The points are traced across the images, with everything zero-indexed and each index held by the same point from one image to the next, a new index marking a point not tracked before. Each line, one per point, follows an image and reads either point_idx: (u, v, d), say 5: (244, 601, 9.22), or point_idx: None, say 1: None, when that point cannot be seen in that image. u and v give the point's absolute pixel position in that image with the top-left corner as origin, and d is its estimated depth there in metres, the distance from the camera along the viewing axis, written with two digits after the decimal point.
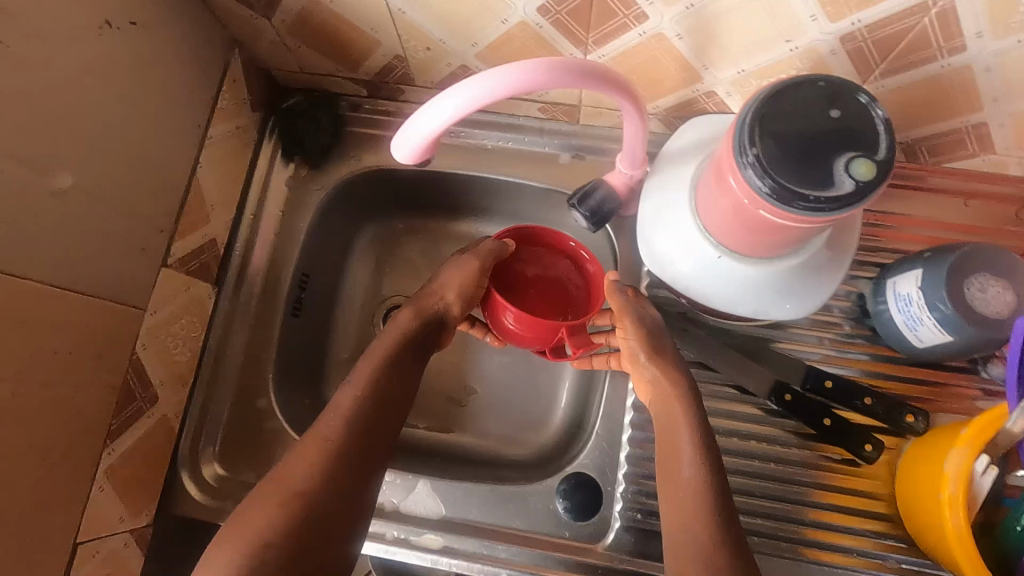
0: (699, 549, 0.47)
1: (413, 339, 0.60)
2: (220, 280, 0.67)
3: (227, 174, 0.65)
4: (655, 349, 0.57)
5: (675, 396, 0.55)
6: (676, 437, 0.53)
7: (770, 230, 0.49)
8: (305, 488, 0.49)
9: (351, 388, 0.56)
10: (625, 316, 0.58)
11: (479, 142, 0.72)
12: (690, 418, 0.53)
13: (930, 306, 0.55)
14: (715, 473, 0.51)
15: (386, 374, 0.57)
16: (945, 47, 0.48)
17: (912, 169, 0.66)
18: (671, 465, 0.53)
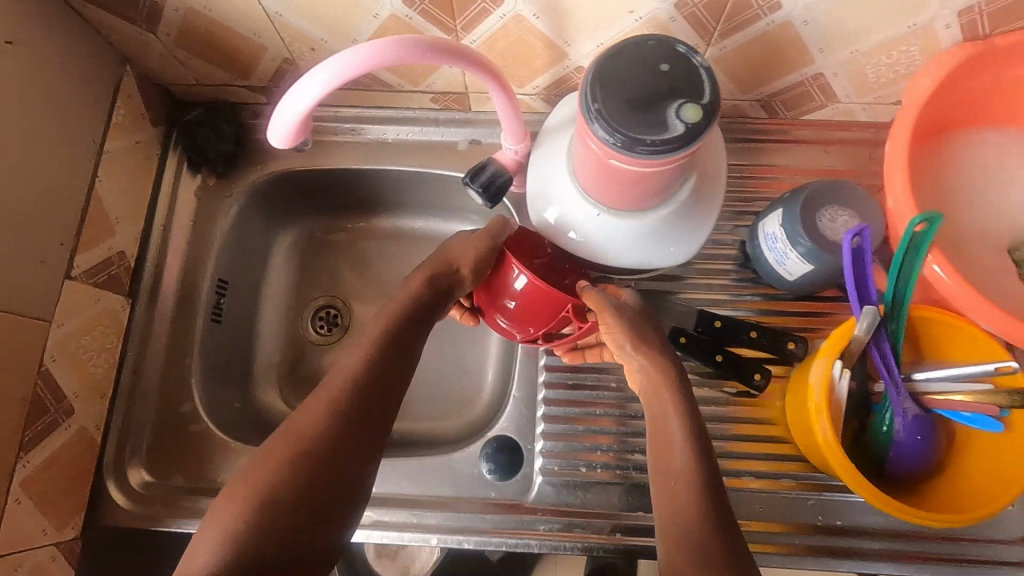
0: (686, 531, 0.49)
1: (398, 333, 0.58)
2: (133, 292, 0.69)
3: (130, 188, 0.67)
4: (641, 341, 0.58)
5: (663, 382, 0.57)
6: (665, 423, 0.55)
7: (632, 181, 0.54)
8: (294, 514, 0.48)
9: (339, 388, 0.54)
10: (606, 314, 0.58)
11: (380, 137, 0.75)
12: (677, 407, 0.55)
13: (792, 242, 0.60)
14: (701, 457, 0.53)
15: (372, 374, 0.55)
16: (764, 6, 0.54)
17: (776, 124, 0.73)
18: (659, 450, 0.55)
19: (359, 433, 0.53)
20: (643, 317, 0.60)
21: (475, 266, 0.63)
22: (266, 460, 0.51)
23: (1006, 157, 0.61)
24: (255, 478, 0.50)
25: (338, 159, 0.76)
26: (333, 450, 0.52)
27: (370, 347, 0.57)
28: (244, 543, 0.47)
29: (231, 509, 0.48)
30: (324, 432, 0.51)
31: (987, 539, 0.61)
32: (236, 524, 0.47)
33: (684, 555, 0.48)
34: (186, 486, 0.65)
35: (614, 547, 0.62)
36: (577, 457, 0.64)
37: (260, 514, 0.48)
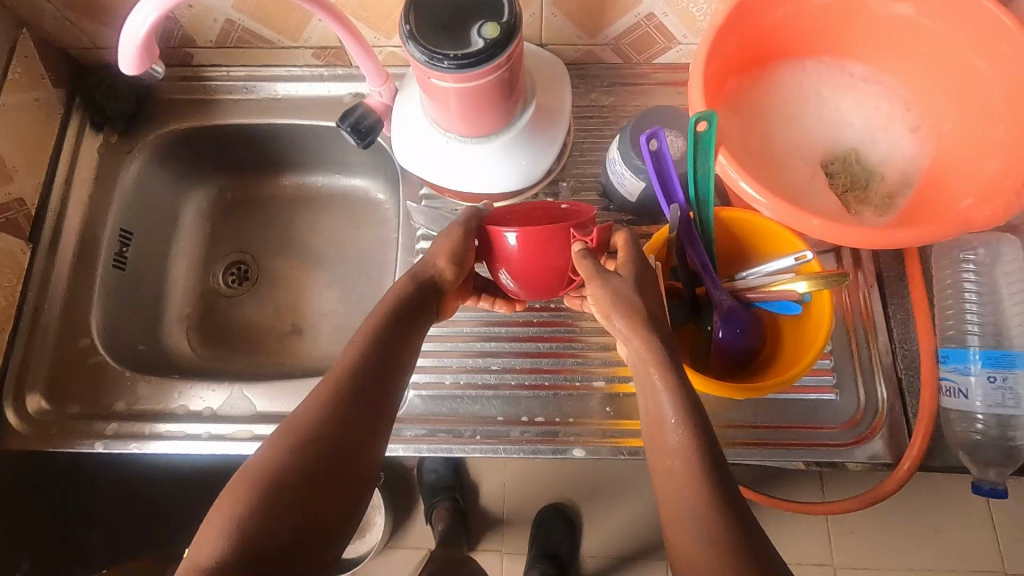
0: (693, 522, 0.45)
1: (392, 320, 0.55)
2: (34, 238, 0.74)
3: (29, 141, 0.72)
4: (628, 310, 0.52)
5: (650, 354, 0.50)
6: (656, 399, 0.50)
7: (465, 106, 0.60)
8: (288, 513, 0.44)
9: (335, 377, 0.50)
10: (592, 282, 0.54)
11: (272, 94, 0.81)
12: (667, 380, 0.49)
13: (627, 163, 0.66)
14: (700, 435, 0.47)
15: (369, 362, 0.52)
16: None
17: (633, 69, 0.79)
18: (656, 430, 0.49)
19: (363, 421, 0.50)
20: (635, 278, 0.54)
21: (453, 260, 0.58)
22: (264, 452, 0.47)
23: (820, 82, 0.68)
24: (254, 466, 0.46)
25: (236, 117, 0.81)
26: (338, 442, 0.48)
27: (363, 336, 0.53)
28: (232, 541, 0.43)
29: (235, 495, 0.45)
30: (320, 422, 0.48)
31: (822, 428, 0.65)
32: (227, 521, 0.44)
33: (696, 548, 0.44)
34: (82, 415, 0.69)
35: (474, 448, 0.67)
36: (444, 370, 0.70)
37: (254, 508, 0.44)
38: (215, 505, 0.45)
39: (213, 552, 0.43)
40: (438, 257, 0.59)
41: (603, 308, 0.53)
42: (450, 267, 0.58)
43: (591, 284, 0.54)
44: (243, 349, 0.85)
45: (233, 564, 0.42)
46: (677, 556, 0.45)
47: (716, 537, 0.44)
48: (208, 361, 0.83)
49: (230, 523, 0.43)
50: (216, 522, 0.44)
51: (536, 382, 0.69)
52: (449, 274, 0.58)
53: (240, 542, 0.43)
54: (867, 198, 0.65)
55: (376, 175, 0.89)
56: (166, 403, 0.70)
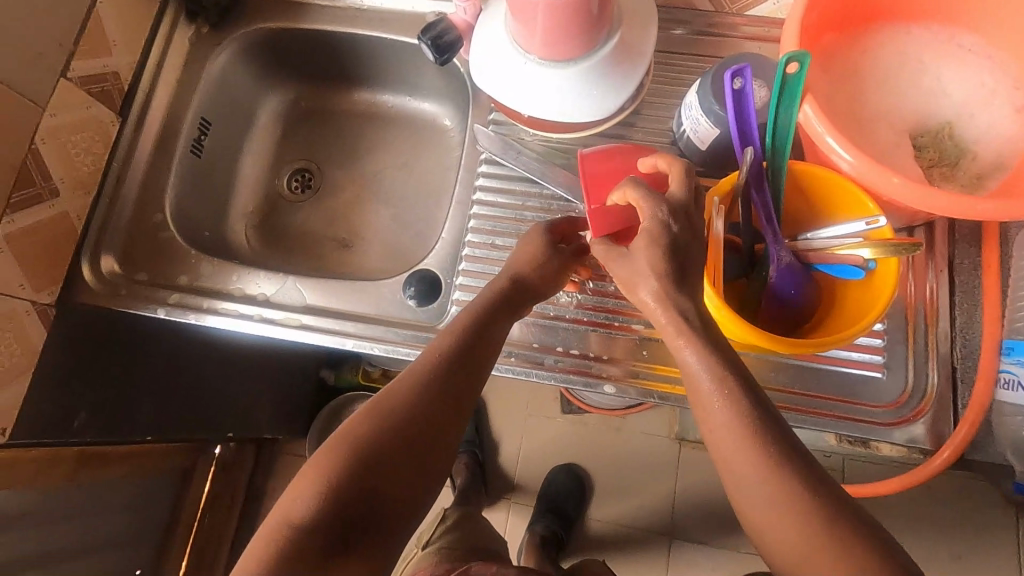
0: (756, 489, 0.46)
1: (482, 313, 0.58)
2: (124, 113, 0.77)
3: (128, 18, 0.76)
4: (655, 283, 0.50)
5: (677, 329, 0.49)
6: (690, 370, 0.49)
7: (552, 24, 0.59)
8: (376, 488, 0.50)
9: (425, 366, 0.55)
10: (613, 262, 0.54)
11: (358, 4, 0.82)
12: (696, 351, 0.48)
13: (704, 109, 0.64)
14: (738, 399, 0.47)
15: (458, 352, 0.55)
16: None
17: (723, 19, 0.77)
18: (698, 405, 0.49)
19: (451, 406, 0.54)
20: (682, 235, 0.51)
21: (545, 276, 0.62)
22: (360, 418, 0.53)
23: (922, 49, 0.65)
24: (345, 436, 0.52)
25: (320, 23, 0.83)
26: (429, 423, 0.53)
27: (455, 330, 0.57)
28: (327, 500, 0.49)
29: (334, 458, 0.50)
30: (409, 407, 0.53)
31: (863, 405, 0.63)
32: (321, 486, 0.49)
33: (764, 510, 0.46)
34: (149, 283, 0.74)
35: (507, 368, 0.68)
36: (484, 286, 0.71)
37: (348, 480, 0.49)
38: (314, 460, 0.52)
39: (308, 507, 0.49)
40: (533, 269, 0.61)
41: (628, 282, 0.53)
42: (542, 282, 0.62)
43: (614, 261, 0.54)
44: (298, 253, 0.88)
45: (326, 522, 0.48)
46: (749, 517, 0.47)
47: (785, 496, 0.45)
48: (265, 258, 0.87)
49: (326, 486, 0.49)
50: (315, 478, 0.50)
51: (576, 316, 0.70)
52: (541, 288, 0.62)
53: (335, 508, 0.48)
54: (953, 176, 0.62)
55: (446, 101, 0.90)
56: (226, 284, 0.74)
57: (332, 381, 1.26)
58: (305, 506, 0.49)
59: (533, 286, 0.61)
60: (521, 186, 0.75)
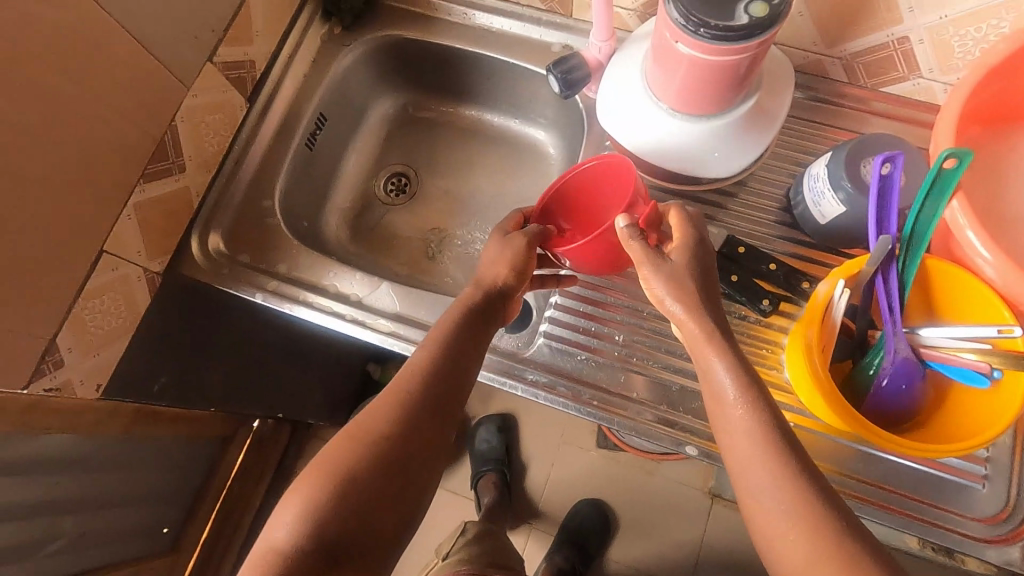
0: (766, 491, 0.50)
1: (456, 333, 0.60)
2: (252, 100, 0.80)
3: (273, 11, 0.78)
4: (682, 294, 0.57)
5: (707, 339, 0.56)
6: (717, 382, 0.54)
7: (694, 81, 0.59)
8: (356, 506, 0.51)
9: (405, 384, 0.57)
10: (642, 267, 0.58)
11: (486, 26, 0.84)
12: (725, 363, 0.54)
13: (834, 185, 0.63)
14: (760, 405, 0.52)
15: (437, 371, 0.58)
16: None
17: (855, 92, 0.75)
18: (719, 412, 0.54)
19: (428, 424, 0.56)
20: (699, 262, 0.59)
21: (512, 270, 0.63)
22: (338, 444, 0.54)
23: None
24: (327, 461, 0.53)
25: (448, 38, 0.85)
26: (404, 446, 0.54)
27: (435, 341, 0.60)
28: (305, 530, 0.49)
29: (313, 484, 0.51)
30: (390, 425, 0.55)
31: (955, 513, 0.61)
32: (305, 507, 0.50)
33: (776, 520, 0.48)
34: (248, 264, 0.76)
35: (588, 411, 0.68)
36: (577, 323, 0.71)
37: (332, 500, 0.50)
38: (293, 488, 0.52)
39: (288, 532, 0.49)
40: (502, 265, 0.63)
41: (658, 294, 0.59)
42: (509, 276, 0.63)
43: (643, 269, 0.59)
44: (384, 254, 0.90)
45: (307, 546, 0.48)
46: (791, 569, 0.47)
47: None
48: (354, 255, 0.89)
49: (305, 515, 0.50)
50: (295, 504, 0.51)
51: (663, 369, 0.69)
52: (509, 282, 0.63)
53: (319, 528, 0.49)
54: None
55: (554, 129, 0.90)
56: (319, 279, 0.76)
57: (377, 376, 1.27)
58: (286, 530, 0.49)
59: (504, 291, 0.64)
60: None
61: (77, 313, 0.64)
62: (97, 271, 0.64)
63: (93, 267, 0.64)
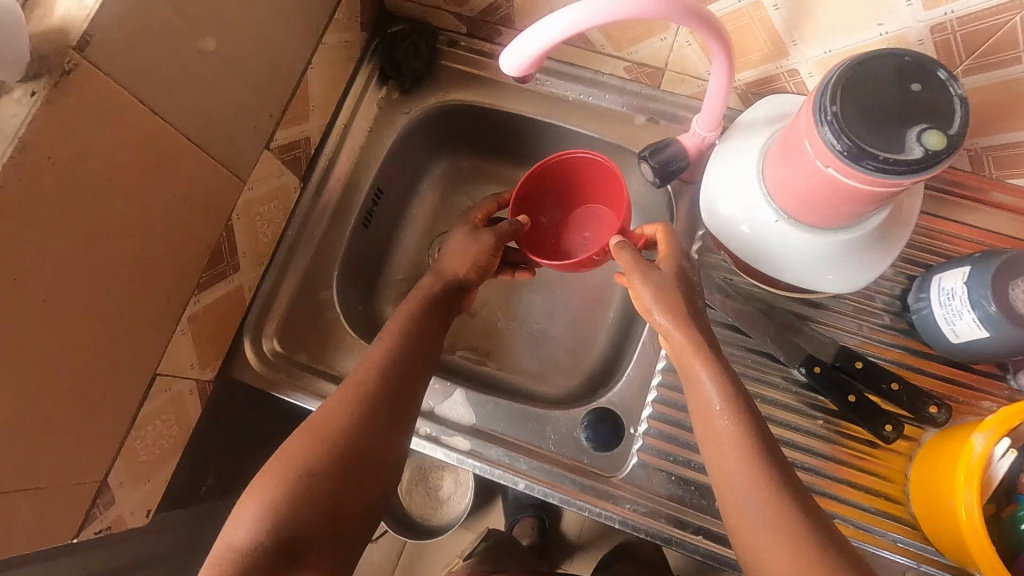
0: (750, 504, 0.49)
1: (413, 326, 0.61)
2: (306, 179, 0.73)
3: (330, 81, 0.71)
4: (667, 305, 0.56)
5: (692, 348, 0.54)
6: (703, 396, 0.53)
7: (832, 199, 0.52)
8: (320, 501, 0.48)
9: (365, 375, 0.56)
10: (633, 275, 0.58)
11: (560, 93, 0.76)
12: (712, 373, 0.53)
13: (972, 303, 0.57)
14: (742, 409, 0.52)
15: (395, 362, 0.58)
16: (965, 64, 0.54)
17: (974, 182, 0.67)
18: (705, 421, 0.53)
19: (388, 415, 0.55)
20: (677, 274, 0.58)
21: (474, 265, 0.66)
22: (299, 437, 0.52)
23: None
24: (285, 456, 0.51)
25: (516, 105, 0.77)
26: (367, 439, 0.52)
27: (392, 334, 0.60)
28: (262, 530, 0.47)
29: (273, 482, 0.49)
30: (350, 417, 0.53)
31: None
32: (264, 504, 0.48)
33: (760, 534, 0.47)
34: (307, 364, 0.70)
35: (697, 547, 0.62)
36: (676, 441, 0.64)
37: (293, 496, 0.48)
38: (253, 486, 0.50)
39: (248, 531, 0.47)
40: (463, 262, 0.66)
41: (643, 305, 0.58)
42: (470, 272, 0.66)
43: (632, 278, 0.59)
44: None
45: (268, 546, 0.46)
46: None
47: None
48: None
49: (265, 517, 0.47)
50: (255, 504, 0.48)
51: None
52: (470, 276, 0.66)
53: (278, 524, 0.47)
54: None
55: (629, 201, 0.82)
56: None
57: None
58: (245, 530, 0.47)
59: (465, 284, 0.66)
60: (717, 330, 0.69)
61: (128, 446, 0.57)
62: (151, 398, 0.57)
63: (147, 394, 0.56)
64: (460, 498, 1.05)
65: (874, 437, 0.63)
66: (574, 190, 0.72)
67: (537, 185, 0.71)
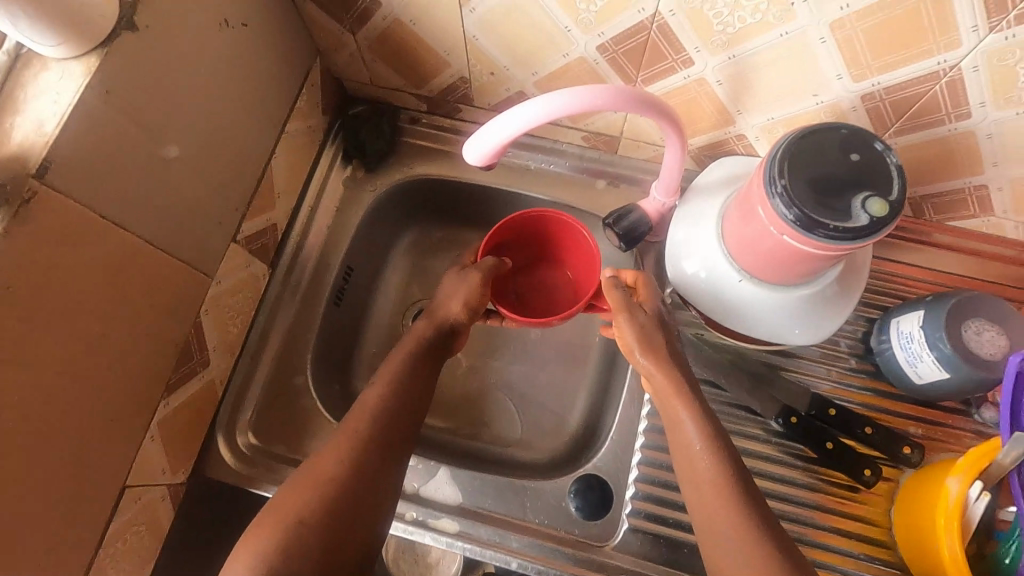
0: (728, 542, 0.49)
1: (409, 367, 0.61)
2: (274, 264, 0.73)
3: (293, 168, 0.71)
4: (650, 347, 0.58)
5: (673, 390, 0.56)
6: (685, 434, 0.55)
7: (789, 260, 0.54)
8: (309, 547, 0.47)
9: (359, 422, 0.55)
10: (620, 314, 0.60)
11: (523, 163, 0.78)
12: (691, 412, 0.55)
13: (930, 344, 0.60)
14: (717, 447, 0.54)
15: (390, 408, 0.57)
16: (895, 126, 0.58)
17: (917, 225, 0.71)
18: (685, 457, 0.55)
19: (383, 450, 0.55)
20: (657, 318, 0.60)
21: (467, 306, 0.65)
22: (293, 485, 0.51)
23: None
24: (278, 507, 0.50)
25: (480, 176, 0.79)
26: (357, 485, 0.52)
27: (388, 379, 0.59)
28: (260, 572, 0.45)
29: (266, 528, 0.48)
30: (339, 464, 0.52)
31: None
32: (254, 554, 0.47)
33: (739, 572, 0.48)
34: (284, 456, 0.68)
35: None
36: (665, 504, 0.64)
37: (286, 545, 0.47)
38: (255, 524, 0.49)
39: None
40: (455, 301, 0.65)
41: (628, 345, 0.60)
42: (461, 312, 0.65)
43: (619, 318, 0.60)
44: None
45: None
46: None
47: None
48: None
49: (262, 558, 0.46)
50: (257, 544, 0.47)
51: None
52: (461, 318, 0.65)
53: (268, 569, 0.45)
54: None
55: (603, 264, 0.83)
56: None
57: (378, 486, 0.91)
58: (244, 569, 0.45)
59: (456, 326, 0.65)
60: None
61: (96, 568, 0.53)
62: (120, 513, 0.54)
63: (115, 510, 0.54)
64: (452, 560, 0.80)
65: (852, 481, 0.64)
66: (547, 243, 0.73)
67: (509, 235, 0.72)
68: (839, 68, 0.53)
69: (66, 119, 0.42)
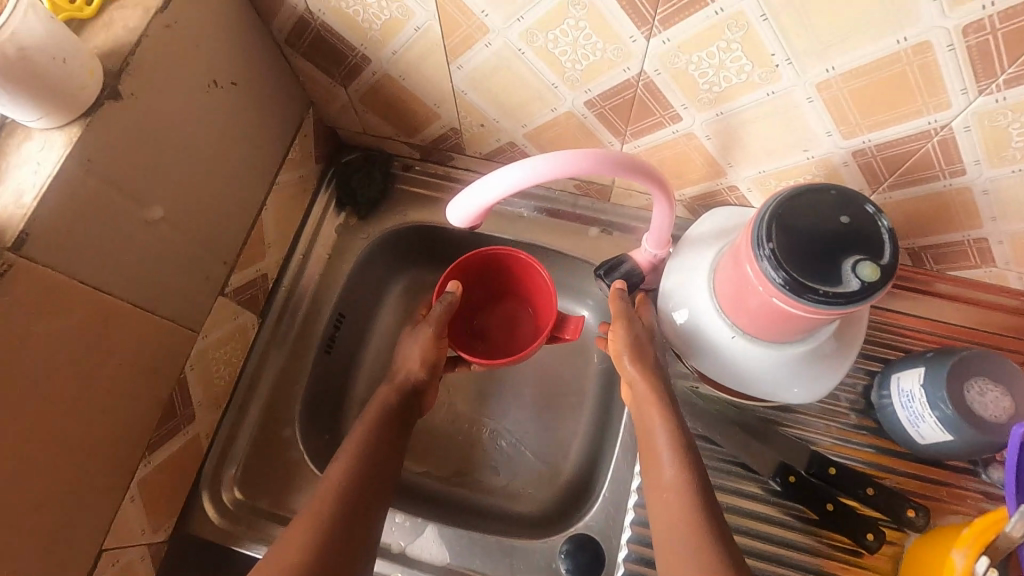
0: None
1: (376, 431, 0.61)
2: (264, 313, 0.72)
3: (284, 218, 0.71)
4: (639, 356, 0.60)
5: (654, 399, 0.58)
6: (655, 441, 0.57)
7: (782, 319, 0.53)
8: None
9: (321, 502, 0.53)
10: (618, 320, 0.61)
11: (515, 211, 0.78)
12: (667, 424, 0.56)
13: (931, 404, 0.58)
14: (708, 515, 0.51)
15: (360, 475, 0.56)
16: (889, 180, 0.57)
17: (918, 274, 0.68)
18: (652, 463, 0.56)
19: (349, 520, 0.53)
20: (648, 333, 0.62)
21: (424, 362, 0.66)
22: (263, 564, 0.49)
23: None
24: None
25: None
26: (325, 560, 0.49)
27: (353, 445, 0.59)
28: None
29: None
30: (310, 538, 0.50)
31: None
32: None
33: None
34: (269, 512, 0.66)
35: None
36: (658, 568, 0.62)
37: None
38: None
39: None
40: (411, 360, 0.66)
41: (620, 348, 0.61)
42: (420, 369, 0.66)
43: (617, 323, 0.62)
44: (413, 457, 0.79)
45: None
46: None
47: None
48: None
49: None
50: None
51: None
52: (421, 376, 0.66)
53: None
54: None
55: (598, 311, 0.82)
56: None
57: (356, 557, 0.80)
58: None
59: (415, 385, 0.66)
60: None
61: None
62: None
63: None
64: None
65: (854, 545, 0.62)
66: (508, 278, 0.73)
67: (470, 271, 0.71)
68: (827, 126, 0.52)
69: (45, 190, 0.42)
